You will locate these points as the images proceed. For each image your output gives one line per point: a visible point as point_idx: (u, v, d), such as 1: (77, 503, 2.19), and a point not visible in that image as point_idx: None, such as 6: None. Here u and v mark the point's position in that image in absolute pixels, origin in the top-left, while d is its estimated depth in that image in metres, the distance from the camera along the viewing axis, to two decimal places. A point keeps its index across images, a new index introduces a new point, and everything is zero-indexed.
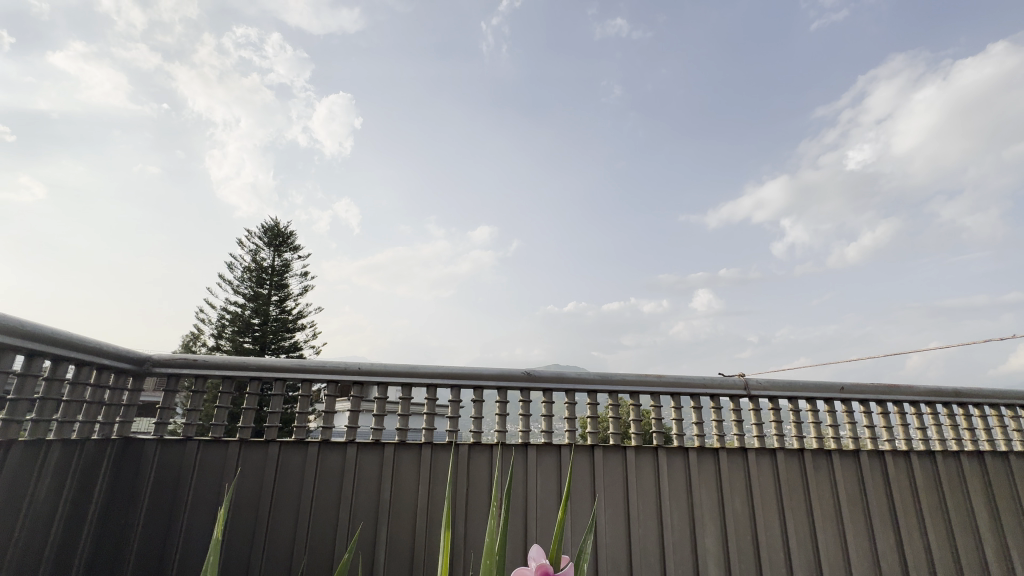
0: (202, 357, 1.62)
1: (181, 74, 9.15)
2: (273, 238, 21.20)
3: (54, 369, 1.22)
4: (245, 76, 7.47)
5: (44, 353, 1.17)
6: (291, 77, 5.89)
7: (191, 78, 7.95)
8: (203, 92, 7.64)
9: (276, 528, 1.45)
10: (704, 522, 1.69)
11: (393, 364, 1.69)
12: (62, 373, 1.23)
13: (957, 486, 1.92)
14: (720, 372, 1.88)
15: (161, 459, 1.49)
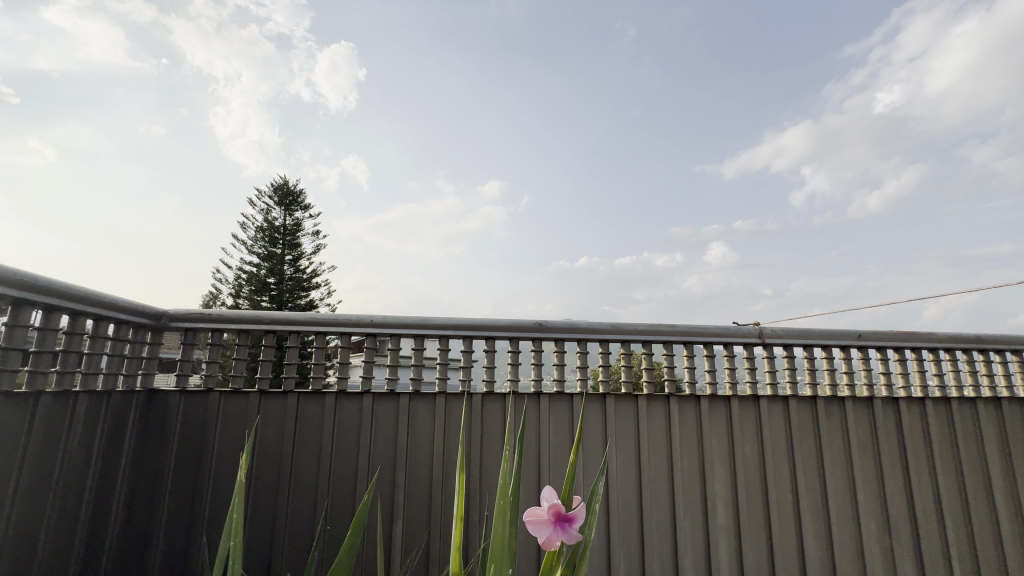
0: (217, 311, 1.64)
1: (178, 26, 8.86)
2: (283, 197, 21.15)
3: (73, 323, 1.24)
4: (243, 27, 7.19)
5: (61, 307, 1.18)
6: (290, 27, 5.65)
7: (189, 31, 7.69)
8: (202, 46, 7.40)
9: (298, 473, 1.52)
10: (715, 467, 1.72)
11: (405, 316, 1.69)
12: (80, 327, 1.24)
13: (971, 431, 1.91)
14: (735, 322, 1.85)
15: (185, 409, 1.53)
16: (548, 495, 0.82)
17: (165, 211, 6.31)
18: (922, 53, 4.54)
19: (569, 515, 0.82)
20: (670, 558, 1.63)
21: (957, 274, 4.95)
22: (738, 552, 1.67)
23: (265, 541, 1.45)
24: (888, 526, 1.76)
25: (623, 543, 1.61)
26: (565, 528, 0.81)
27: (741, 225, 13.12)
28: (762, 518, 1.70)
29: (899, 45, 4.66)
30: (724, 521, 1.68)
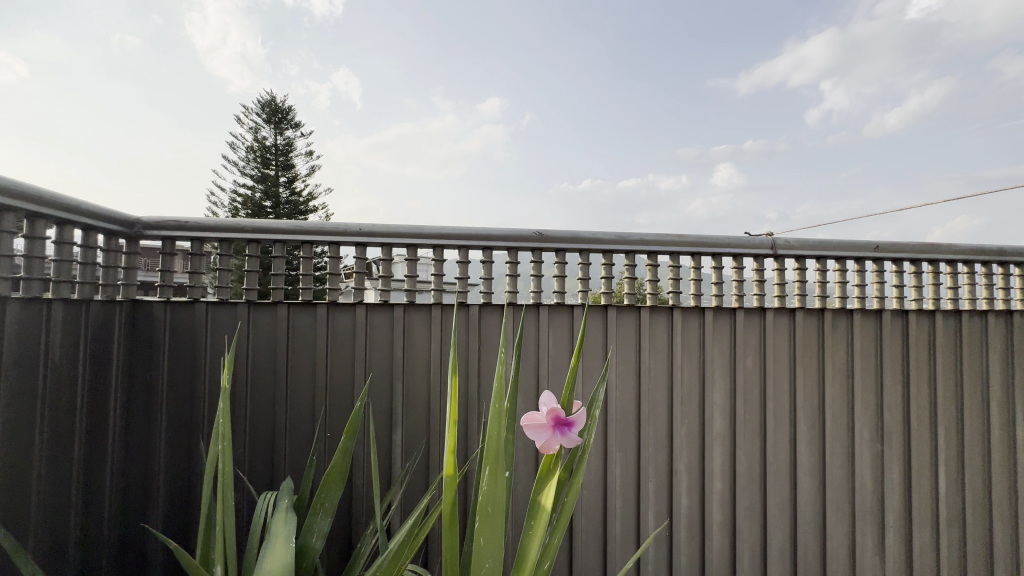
0: (194, 219, 1.52)
1: None
2: (272, 115, 20.11)
3: (31, 227, 1.12)
4: None
5: (14, 209, 1.06)
6: None
7: None
8: None
9: (295, 382, 1.50)
10: (715, 378, 1.71)
11: (396, 226, 1.59)
12: (42, 232, 1.13)
13: (977, 345, 1.88)
14: (747, 233, 1.74)
15: (172, 321, 1.48)
16: (545, 398, 0.79)
17: (149, 128, 6.04)
18: None
19: (568, 420, 0.79)
20: (665, 463, 1.66)
21: (972, 195, 4.77)
22: (732, 456, 1.70)
23: (267, 446, 1.47)
24: (881, 434, 1.79)
25: (620, 449, 1.64)
26: (563, 433, 0.79)
27: (752, 144, 12.55)
28: (758, 427, 1.72)
29: None
30: (721, 429, 1.70)
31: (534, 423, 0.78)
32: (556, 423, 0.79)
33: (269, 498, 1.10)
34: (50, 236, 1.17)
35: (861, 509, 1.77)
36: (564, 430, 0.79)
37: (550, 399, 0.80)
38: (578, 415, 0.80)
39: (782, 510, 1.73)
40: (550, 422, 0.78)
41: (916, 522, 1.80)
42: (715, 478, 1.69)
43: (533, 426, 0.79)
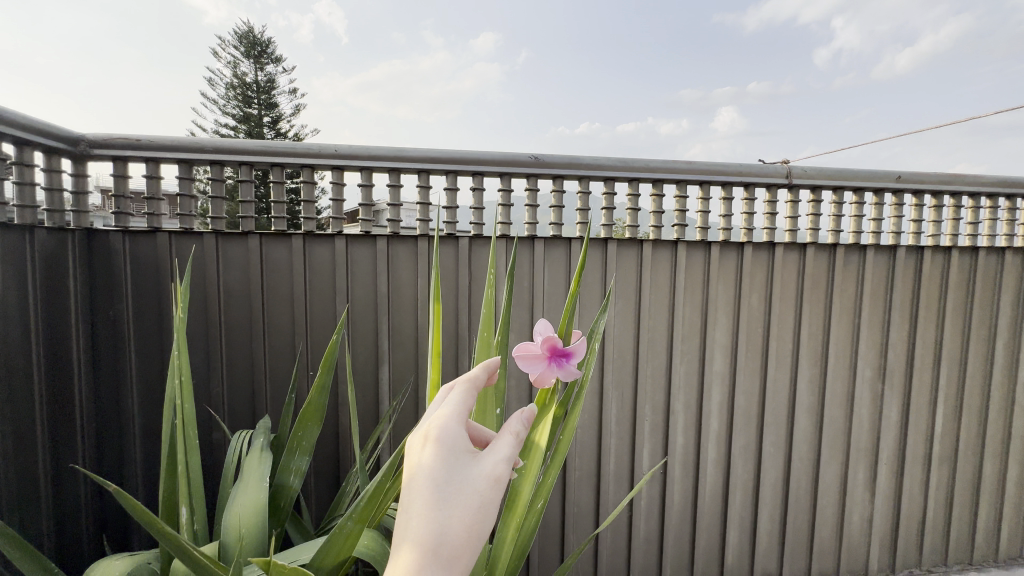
0: (147, 137, 1.34)
1: None
2: (251, 48, 18.84)
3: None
4: None
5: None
6: None
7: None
8: None
9: (273, 319, 1.40)
10: (718, 315, 1.63)
11: (378, 148, 1.44)
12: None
13: (991, 283, 1.81)
14: (762, 160, 1.60)
15: (132, 252, 1.35)
16: (540, 327, 0.68)
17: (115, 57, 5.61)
18: None
19: (566, 350, 0.69)
20: (663, 401, 1.62)
21: None
22: (731, 395, 1.66)
23: (247, 385, 1.39)
24: (883, 374, 1.75)
25: (616, 389, 1.58)
26: (561, 365, 0.69)
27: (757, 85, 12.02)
28: (759, 366, 1.67)
29: None
30: (721, 367, 1.64)
31: (527, 355, 0.68)
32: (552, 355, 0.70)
33: (244, 437, 1.02)
34: None
35: (856, 447, 1.75)
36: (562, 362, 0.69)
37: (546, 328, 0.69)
38: (577, 344, 0.69)
39: (778, 448, 1.71)
40: (545, 353, 0.68)
41: (909, 459, 1.80)
42: (713, 417, 1.65)
43: (527, 356, 0.69)
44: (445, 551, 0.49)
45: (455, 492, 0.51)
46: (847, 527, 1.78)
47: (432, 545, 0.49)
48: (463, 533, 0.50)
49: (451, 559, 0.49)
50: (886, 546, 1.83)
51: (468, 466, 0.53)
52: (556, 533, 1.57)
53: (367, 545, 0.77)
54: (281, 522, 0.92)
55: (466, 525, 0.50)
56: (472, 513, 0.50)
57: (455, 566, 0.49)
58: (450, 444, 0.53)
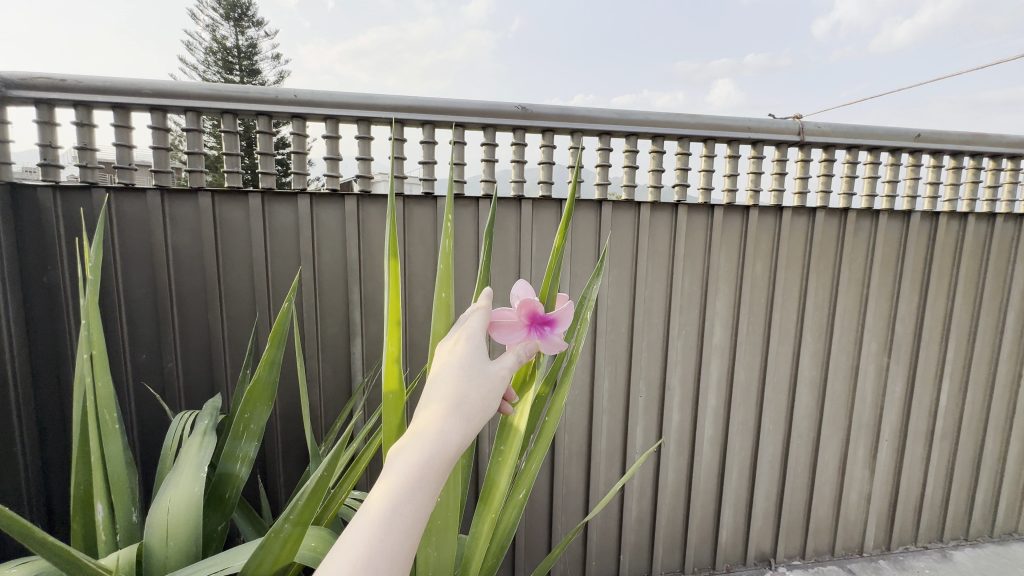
0: (73, 76, 1.14)
1: None
2: (229, 9, 17.92)
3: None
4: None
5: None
6: None
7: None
8: None
9: (230, 286, 1.27)
10: (719, 285, 1.51)
11: (345, 94, 1.27)
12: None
13: (1005, 253, 1.71)
14: (773, 114, 1.46)
15: (66, 211, 1.19)
16: (519, 291, 0.61)
17: None
18: None
19: (549, 317, 0.62)
20: (658, 377, 1.52)
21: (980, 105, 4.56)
22: (730, 371, 1.56)
23: (204, 359, 1.26)
24: (889, 347, 1.66)
25: (609, 363, 1.47)
26: (542, 335, 0.62)
27: None
28: (760, 339, 1.57)
29: None
30: (720, 340, 1.54)
31: (504, 321, 0.61)
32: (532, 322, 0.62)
33: (186, 420, 0.89)
34: None
35: (857, 423, 1.68)
36: (543, 330, 0.62)
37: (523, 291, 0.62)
38: (560, 310, 0.62)
39: (777, 425, 1.63)
40: (524, 321, 0.61)
41: (911, 435, 1.73)
42: (711, 394, 1.55)
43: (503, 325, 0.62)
44: (463, 405, 0.52)
45: (474, 370, 0.56)
46: (844, 505, 1.72)
47: (453, 399, 0.53)
48: (479, 396, 0.54)
49: (469, 415, 0.52)
50: (882, 522, 1.78)
51: (483, 352, 0.58)
52: (543, 514, 1.49)
53: (313, 548, 0.67)
54: (227, 516, 0.81)
55: (481, 403, 0.54)
56: (488, 384, 0.55)
57: (472, 421, 0.52)
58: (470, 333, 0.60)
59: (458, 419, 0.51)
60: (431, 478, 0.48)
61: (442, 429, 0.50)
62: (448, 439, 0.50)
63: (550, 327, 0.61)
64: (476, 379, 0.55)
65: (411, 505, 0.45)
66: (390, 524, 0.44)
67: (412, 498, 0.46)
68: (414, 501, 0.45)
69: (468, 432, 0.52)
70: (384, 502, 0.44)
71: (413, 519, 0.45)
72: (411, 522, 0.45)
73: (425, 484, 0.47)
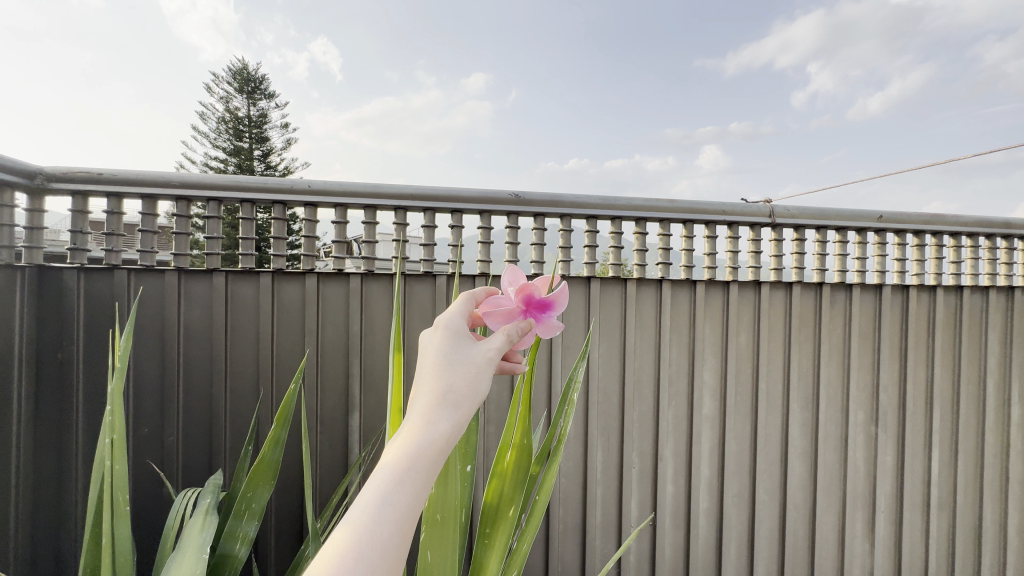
0: (110, 171, 1.28)
1: None
2: (245, 83, 19.19)
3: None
4: None
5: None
6: None
7: None
8: None
9: (236, 362, 1.32)
10: (705, 357, 1.58)
11: (353, 184, 1.40)
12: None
13: (977, 323, 1.79)
14: (744, 199, 1.59)
15: (87, 290, 1.27)
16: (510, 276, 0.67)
17: None
18: None
19: (542, 300, 0.68)
20: (651, 448, 1.54)
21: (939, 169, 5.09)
22: (721, 440, 1.59)
23: (204, 432, 1.29)
24: (875, 416, 1.69)
25: (602, 433, 1.50)
26: (537, 315, 0.68)
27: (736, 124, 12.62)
28: (749, 409, 1.61)
29: None
30: (710, 411, 1.58)
31: (501, 309, 0.67)
32: (528, 306, 0.68)
33: (189, 497, 0.92)
34: None
35: (852, 493, 1.68)
36: (540, 315, 0.68)
37: (516, 277, 0.68)
38: (554, 293, 0.68)
39: (772, 495, 1.63)
40: (519, 304, 0.67)
41: (907, 505, 1.72)
42: (704, 463, 1.57)
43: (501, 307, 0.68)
44: (449, 395, 0.59)
45: (457, 358, 0.63)
46: None
47: (439, 394, 0.59)
48: (463, 387, 0.61)
49: (454, 405, 0.59)
50: None
51: (468, 340, 0.65)
52: None
53: None
54: None
55: (467, 383, 0.61)
56: (471, 370, 0.62)
57: (457, 413, 0.58)
58: (453, 325, 0.67)
59: (443, 411, 0.57)
60: (420, 468, 0.53)
61: (428, 422, 0.57)
62: (435, 429, 0.56)
63: (551, 311, 0.68)
64: (459, 368, 0.61)
65: (401, 494, 0.51)
66: (384, 508, 0.49)
67: (404, 486, 0.51)
68: (402, 490, 0.51)
69: (457, 419, 0.58)
70: (376, 492, 0.50)
71: (404, 506, 0.50)
72: (404, 507, 0.50)
73: (414, 474, 0.52)
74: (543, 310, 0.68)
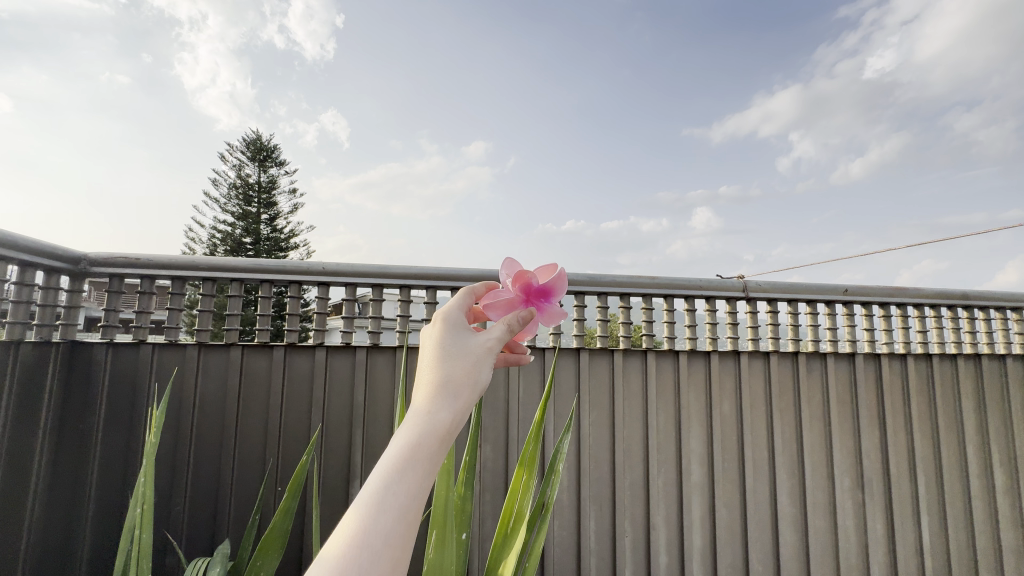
0: (146, 256, 1.46)
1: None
2: (256, 152, 20.23)
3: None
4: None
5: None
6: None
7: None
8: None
9: (244, 433, 1.40)
10: (691, 424, 1.66)
11: (362, 265, 1.56)
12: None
13: (950, 388, 1.89)
14: (719, 275, 1.75)
15: (114, 363, 1.39)
16: (509, 269, 0.75)
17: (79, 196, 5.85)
18: (912, 19, 5.46)
19: (541, 289, 0.75)
20: (642, 516, 1.58)
21: (921, 221, 5.52)
22: (712, 508, 1.63)
23: (210, 502, 1.34)
24: (861, 482, 1.74)
25: (594, 501, 1.55)
26: (540, 304, 0.76)
27: (725, 191, 13.36)
28: (736, 475, 1.66)
29: (891, 11, 5.61)
30: (699, 478, 1.63)
31: (502, 300, 0.74)
32: (528, 295, 0.76)
33: (197, 568, 0.97)
34: None
35: (846, 565, 1.68)
36: (540, 303, 0.76)
37: (515, 269, 0.75)
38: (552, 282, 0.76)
39: (765, 566, 1.64)
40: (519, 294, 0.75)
41: None
42: (696, 532, 1.60)
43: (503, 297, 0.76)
44: (450, 384, 0.55)
45: (457, 346, 0.60)
46: None
47: (439, 383, 0.55)
48: (463, 376, 0.57)
49: (456, 391, 0.54)
50: None
51: (467, 330, 0.63)
52: None
53: None
54: None
55: (467, 369, 0.57)
56: (472, 357, 0.59)
57: (459, 400, 0.54)
58: (451, 317, 0.64)
59: (443, 396, 0.53)
60: (423, 458, 0.47)
61: (428, 412, 0.52)
62: (436, 418, 0.51)
63: (552, 296, 0.75)
64: (457, 357, 0.58)
65: (406, 485, 0.45)
66: (383, 503, 0.42)
67: (405, 479, 0.45)
68: (406, 481, 0.44)
69: (460, 407, 0.54)
70: (373, 487, 0.43)
71: (409, 498, 0.44)
72: (407, 501, 0.43)
73: (416, 464, 0.46)
74: (543, 296, 0.76)
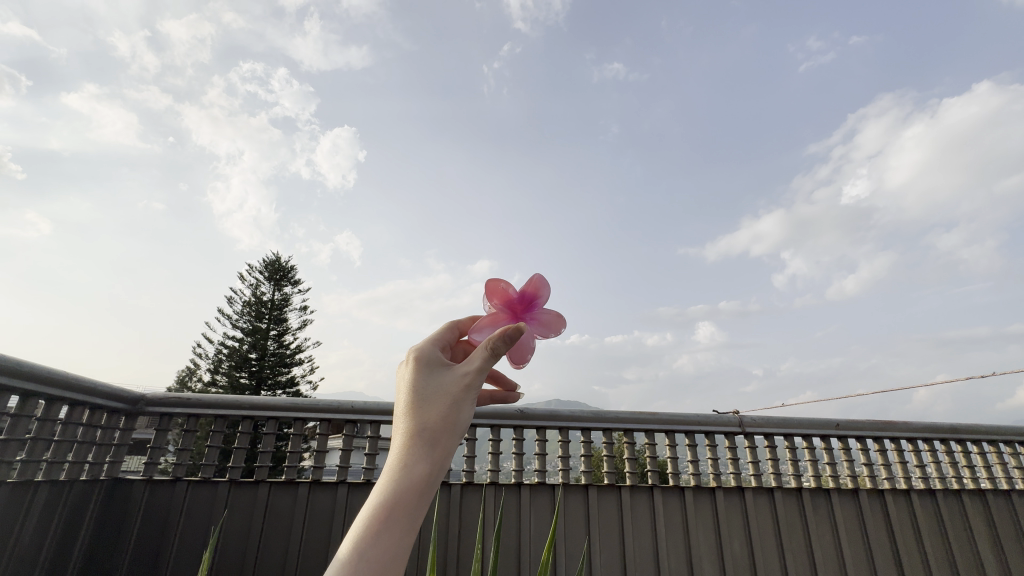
0: (195, 396, 1.76)
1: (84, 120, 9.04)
2: (275, 272, 21.31)
3: (22, 405, 1.25)
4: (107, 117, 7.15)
5: (14, 389, 1.21)
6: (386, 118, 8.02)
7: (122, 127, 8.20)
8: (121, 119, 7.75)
9: (261, 572, 1.52)
10: (704, 564, 1.70)
11: (386, 403, 1.86)
12: (32, 410, 1.26)
13: (960, 524, 1.91)
14: (714, 411, 1.95)
15: (149, 498, 1.57)
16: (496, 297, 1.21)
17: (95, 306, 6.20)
18: None
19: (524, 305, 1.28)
20: None
21: None
22: None
23: None
24: None
25: None
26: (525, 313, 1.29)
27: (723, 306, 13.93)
28: None
29: None
30: None
31: (485, 322, 1.14)
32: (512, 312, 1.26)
33: None
34: (59, 417, 1.36)
35: None
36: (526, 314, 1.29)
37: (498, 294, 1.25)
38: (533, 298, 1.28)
39: None
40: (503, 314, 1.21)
41: None
42: None
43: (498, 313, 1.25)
44: (425, 437, 0.75)
45: (432, 396, 0.80)
46: None
47: (417, 436, 0.75)
48: (439, 425, 0.77)
49: (431, 443, 0.75)
50: None
51: (442, 373, 0.84)
52: None
53: None
54: None
55: (440, 416, 0.78)
56: (448, 401, 0.79)
57: (434, 451, 0.74)
58: (427, 363, 0.85)
59: (419, 450, 0.73)
60: (399, 511, 0.67)
61: (408, 465, 0.72)
62: (411, 471, 0.71)
63: (537, 308, 1.34)
64: (435, 408, 0.78)
65: (384, 537, 0.65)
66: (369, 549, 0.64)
67: (384, 534, 0.65)
68: (383, 533, 0.65)
69: (432, 455, 0.74)
70: (360, 541, 0.64)
71: (384, 546, 0.64)
72: (388, 549, 0.64)
73: (394, 517, 0.67)
74: (530, 310, 1.36)
